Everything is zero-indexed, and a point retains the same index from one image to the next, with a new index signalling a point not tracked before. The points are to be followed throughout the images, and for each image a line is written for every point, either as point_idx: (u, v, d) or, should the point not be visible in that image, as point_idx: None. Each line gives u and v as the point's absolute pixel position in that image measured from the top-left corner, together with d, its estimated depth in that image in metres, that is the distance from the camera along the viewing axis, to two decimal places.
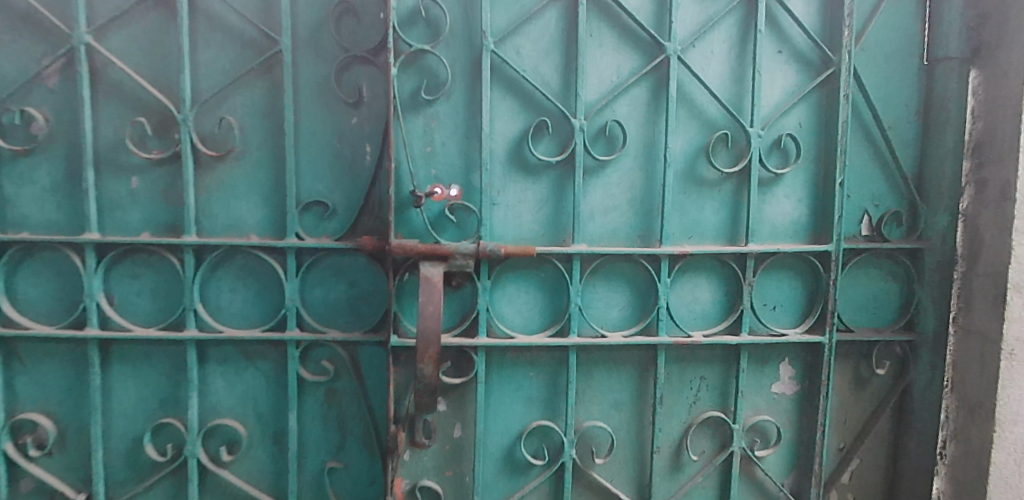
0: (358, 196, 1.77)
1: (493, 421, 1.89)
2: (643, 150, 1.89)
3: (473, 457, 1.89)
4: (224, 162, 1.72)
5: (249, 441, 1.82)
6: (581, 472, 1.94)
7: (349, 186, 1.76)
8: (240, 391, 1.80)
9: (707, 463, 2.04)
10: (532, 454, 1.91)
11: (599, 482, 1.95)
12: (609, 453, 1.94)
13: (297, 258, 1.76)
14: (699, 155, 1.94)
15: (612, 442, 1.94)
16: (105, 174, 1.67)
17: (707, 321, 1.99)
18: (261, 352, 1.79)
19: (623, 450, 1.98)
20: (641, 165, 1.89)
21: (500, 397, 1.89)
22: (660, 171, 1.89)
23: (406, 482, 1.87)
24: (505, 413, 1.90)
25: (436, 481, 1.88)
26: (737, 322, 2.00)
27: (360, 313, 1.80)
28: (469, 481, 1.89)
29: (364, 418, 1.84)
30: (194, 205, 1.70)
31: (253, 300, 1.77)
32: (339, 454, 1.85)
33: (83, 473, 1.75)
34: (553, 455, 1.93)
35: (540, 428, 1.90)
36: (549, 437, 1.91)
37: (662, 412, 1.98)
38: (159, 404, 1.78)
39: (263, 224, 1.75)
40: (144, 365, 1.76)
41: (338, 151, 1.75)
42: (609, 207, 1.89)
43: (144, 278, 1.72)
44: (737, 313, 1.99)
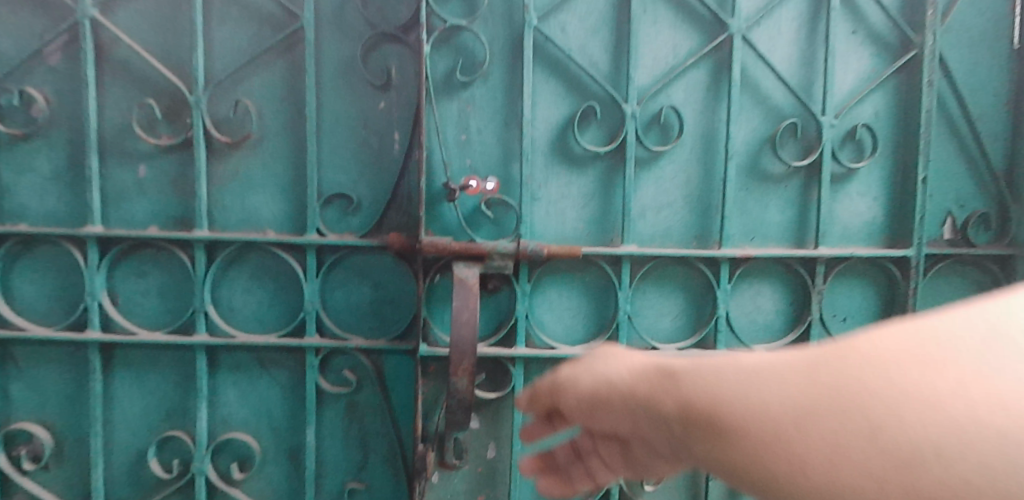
0: (385, 189, 1.60)
1: None
2: (701, 141, 1.69)
3: (508, 481, 1.69)
4: (239, 149, 1.56)
5: (263, 458, 1.65)
6: None
7: (376, 177, 1.60)
8: (254, 402, 1.64)
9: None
10: None
11: None
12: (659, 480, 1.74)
13: (318, 256, 1.60)
14: (765, 147, 1.74)
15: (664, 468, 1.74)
16: (110, 161, 1.53)
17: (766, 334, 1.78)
18: (277, 360, 1.63)
19: (675, 477, 1.77)
20: (698, 158, 1.69)
21: None
22: (721, 163, 1.70)
23: None
24: None
25: None
26: (803, 334, 1.78)
27: (387, 318, 1.63)
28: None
29: (389, 435, 1.66)
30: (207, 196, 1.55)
31: (269, 303, 1.61)
32: (360, 474, 1.67)
33: (82, 489, 1.61)
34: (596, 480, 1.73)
35: None
36: None
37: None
38: (166, 415, 1.62)
39: (280, 219, 1.58)
40: (150, 372, 1.60)
41: (364, 139, 1.59)
42: (662, 204, 1.69)
43: (151, 277, 1.57)
44: (803, 325, 1.77)
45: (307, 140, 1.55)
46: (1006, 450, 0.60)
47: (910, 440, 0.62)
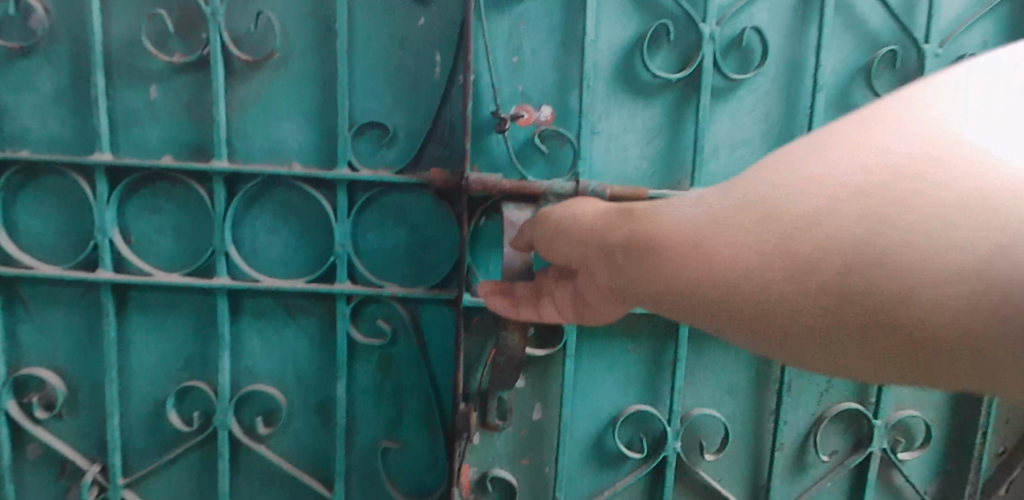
0: (425, 118, 1.42)
1: (581, 402, 1.55)
2: (786, 69, 1.47)
3: (555, 444, 1.56)
4: (261, 70, 1.38)
5: (290, 412, 1.53)
6: (685, 468, 1.60)
7: (414, 105, 1.41)
8: (280, 352, 1.50)
9: (839, 466, 1.65)
10: (626, 445, 1.57)
11: (705, 481, 1.61)
12: (720, 448, 1.58)
13: (349, 193, 1.43)
14: (856, 79, 1.52)
15: (726, 435, 1.58)
16: (119, 81, 1.36)
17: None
18: (305, 308, 1.48)
19: (736, 445, 1.62)
20: (782, 89, 1.48)
21: (591, 374, 1.54)
22: (807, 96, 1.48)
23: (472, 471, 1.54)
24: (596, 393, 1.55)
25: (509, 471, 1.56)
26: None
27: (426, 264, 1.47)
28: (549, 472, 1.56)
29: (426, 391, 1.52)
30: (226, 123, 1.38)
31: (295, 244, 1.45)
32: (394, 432, 1.54)
33: (98, 440, 1.50)
34: (653, 447, 1.57)
35: (638, 413, 1.56)
36: (648, 425, 1.57)
37: (789, 400, 1.60)
38: (185, 364, 1.49)
39: (308, 151, 1.41)
40: (168, 317, 1.47)
41: (401, 60, 1.40)
42: (738, 142, 1.48)
43: (166, 212, 1.42)
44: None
45: (338, 59, 1.36)
46: (892, 228, 0.62)
47: (773, 218, 0.70)
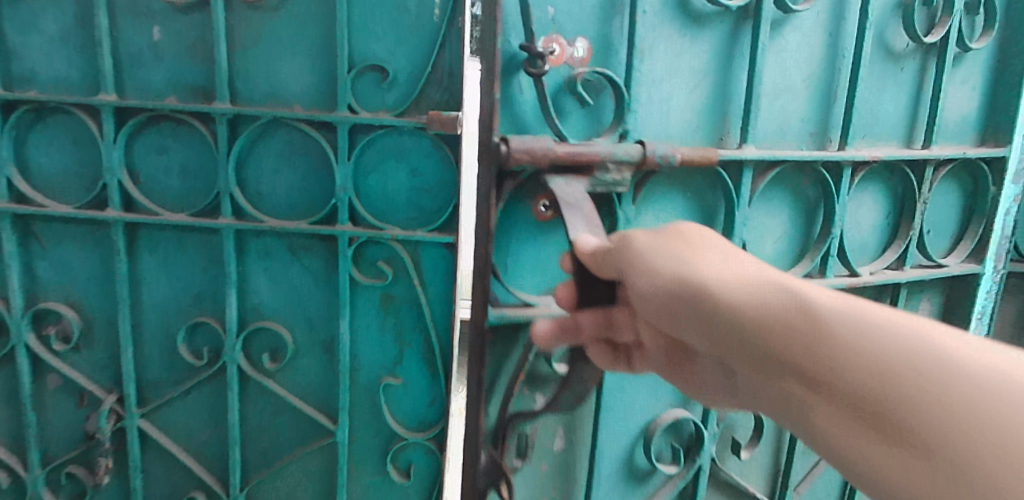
0: (425, 59, 1.43)
1: (609, 429, 1.64)
2: (830, 11, 1.53)
3: (581, 474, 1.66)
4: (262, 10, 1.40)
5: (296, 349, 1.59)
6: (714, 468, 1.77)
7: (414, 46, 1.42)
8: (286, 290, 1.55)
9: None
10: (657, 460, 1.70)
11: (734, 479, 1.79)
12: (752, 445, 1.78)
13: (351, 135, 1.45)
14: (891, 22, 1.57)
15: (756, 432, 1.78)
16: (122, 21, 1.38)
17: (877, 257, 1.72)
18: (309, 248, 1.53)
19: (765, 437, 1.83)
20: (824, 33, 1.53)
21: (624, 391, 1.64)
22: (847, 41, 1.55)
23: None
24: (626, 413, 1.65)
25: None
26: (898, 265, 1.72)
27: (425, 210, 1.50)
28: None
29: (426, 331, 1.57)
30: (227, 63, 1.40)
31: (299, 186, 1.48)
32: (396, 369, 1.60)
33: (114, 372, 1.57)
34: (686, 457, 1.71)
35: (675, 423, 1.69)
36: (681, 430, 1.71)
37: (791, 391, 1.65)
38: (195, 300, 1.55)
39: (309, 91, 1.43)
40: (177, 255, 1.52)
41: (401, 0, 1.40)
42: (781, 90, 1.54)
43: (173, 153, 1.45)
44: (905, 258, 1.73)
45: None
46: None
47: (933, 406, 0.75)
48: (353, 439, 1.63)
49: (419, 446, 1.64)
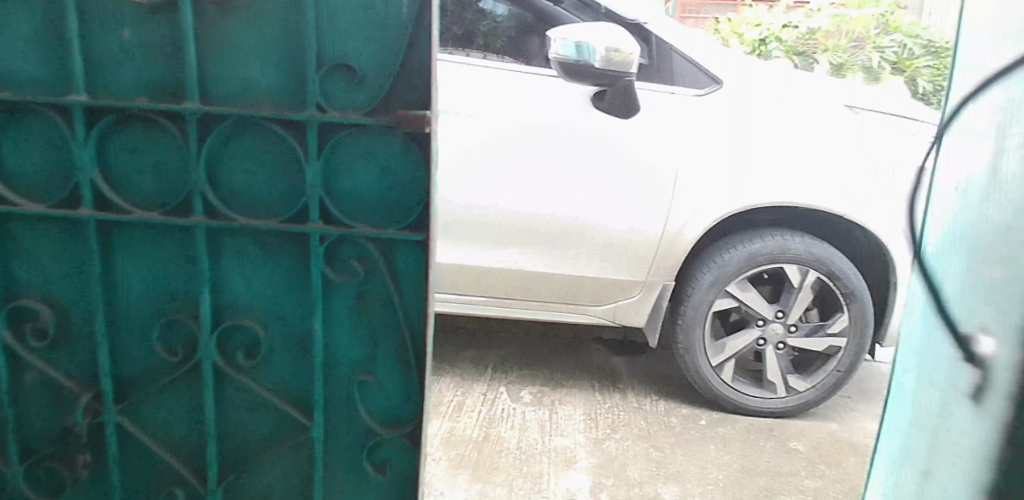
0: (394, 58, 1.42)
1: None
2: None
3: None
4: (230, 11, 1.41)
5: (270, 346, 1.60)
6: None
7: (381, 44, 1.42)
8: (258, 288, 1.56)
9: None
10: None
11: None
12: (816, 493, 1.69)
13: (321, 134, 1.45)
14: None
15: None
16: (93, 24, 1.40)
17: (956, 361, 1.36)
18: (281, 246, 1.53)
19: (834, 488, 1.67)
20: None
21: None
22: None
23: None
24: None
25: None
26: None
27: (398, 208, 1.50)
28: None
29: (400, 328, 1.58)
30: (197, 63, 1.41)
31: (271, 185, 1.49)
32: (370, 366, 1.61)
33: (92, 368, 1.59)
34: None
35: None
36: None
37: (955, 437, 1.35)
38: (169, 298, 1.56)
39: (277, 90, 1.44)
40: (151, 254, 1.53)
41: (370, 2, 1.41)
42: None
43: (145, 152, 1.46)
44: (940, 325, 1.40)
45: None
46: None
47: None
48: (329, 435, 1.65)
49: (395, 443, 1.65)
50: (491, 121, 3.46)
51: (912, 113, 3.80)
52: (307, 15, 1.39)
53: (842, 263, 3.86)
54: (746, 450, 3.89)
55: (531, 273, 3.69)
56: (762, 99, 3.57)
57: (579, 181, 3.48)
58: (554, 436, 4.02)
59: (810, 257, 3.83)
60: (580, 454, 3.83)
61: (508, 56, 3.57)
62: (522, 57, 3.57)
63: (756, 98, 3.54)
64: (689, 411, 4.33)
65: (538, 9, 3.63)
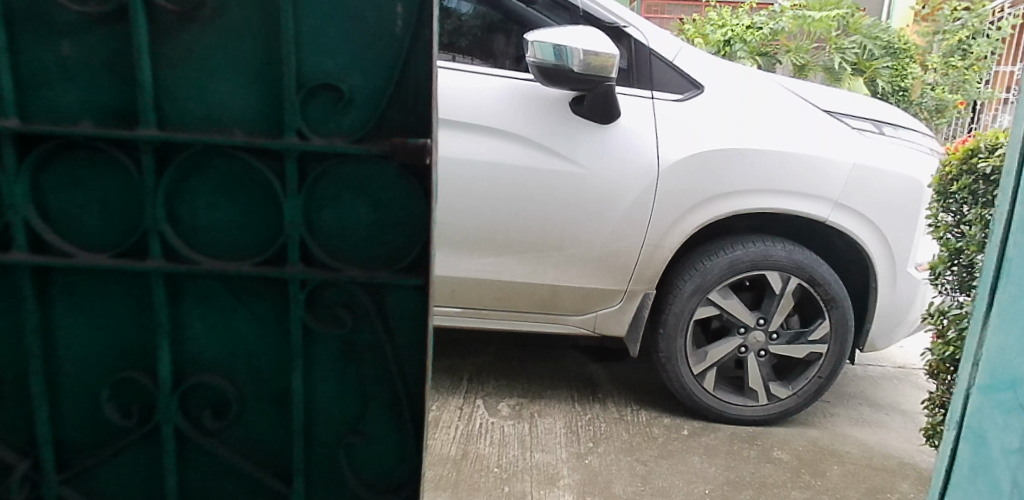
0: (388, 80, 1.23)
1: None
2: None
3: None
4: (194, 22, 1.20)
5: (241, 404, 1.39)
6: None
7: (372, 62, 1.22)
8: (227, 340, 1.36)
9: (936, 354, 3.12)
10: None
11: None
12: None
13: (300, 166, 1.25)
14: None
15: None
16: (25, 41, 1.18)
17: (989, 425, 1.34)
18: (256, 292, 1.33)
19: None
20: None
21: None
22: None
23: None
24: None
25: None
26: (933, 281, 3.15)
27: (392, 247, 1.31)
28: None
29: (390, 383, 1.39)
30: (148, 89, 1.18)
31: (243, 225, 1.29)
32: (356, 425, 1.41)
33: (29, 437, 1.37)
34: None
35: None
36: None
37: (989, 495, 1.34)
38: (121, 355, 1.35)
39: (249, 115, 1.23)
40: (100, 305, 1.32)
41: (356, 13, 1.21)
42: None
43: (90, 182, 1.24)
44: (966, 381, 1.36)
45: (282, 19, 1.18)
46: None
47: None
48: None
49: None
50: (462, 129, 3.27)
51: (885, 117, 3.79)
52: (283, 35, 1.19)
53: (825, 270, 3.79)
54: (731, 460, 3.81)
55: (509, 283, 3.53)
56: (737, 104, 3.52)
57: (557, 191, 3.31)
58: (535, 451, 3.86)
59: (792, 265, 3.75)
60: (562, 469, 3.68)
61: (474, 57, 3.38)
62: (488, 57, 3.40)
63: (732, 103, 3.49)
64: (672, 422, 4.22)
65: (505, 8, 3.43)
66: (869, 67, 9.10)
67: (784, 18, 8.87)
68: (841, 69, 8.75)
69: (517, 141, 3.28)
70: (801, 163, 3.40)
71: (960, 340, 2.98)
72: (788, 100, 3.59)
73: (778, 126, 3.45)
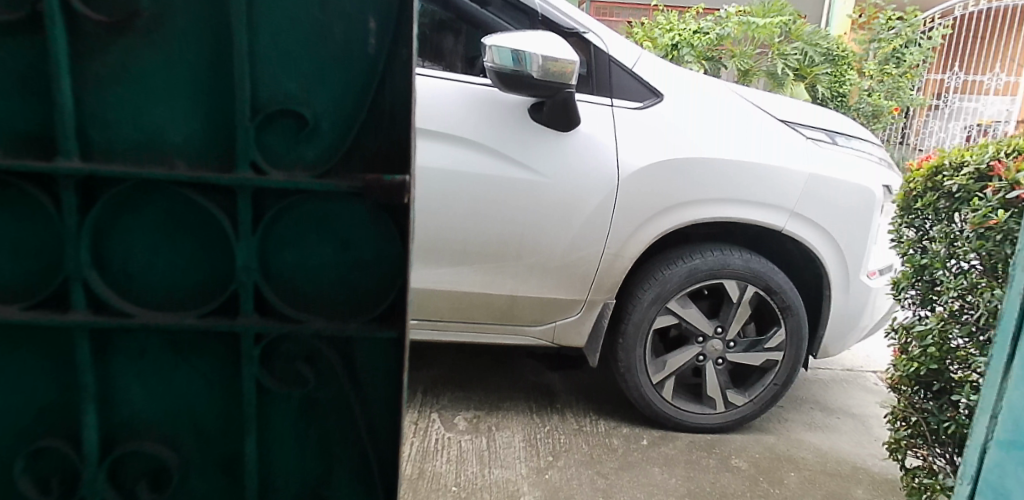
0: (364, 91, 1.52)
1: None
2: None
3: None
4: (123, 36, 1.46)
5: (179, 469, 1.69)
6: None
7: (340, 97, 1.51)
8: (158, 393, 1.64)
9: (900, 371, 3.13)
10: None
11: None
12: None
13: (255, 210, 1.52)
14: None
15: None
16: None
17: (1005, 468, 1.95)
18: (201, 352, 1.62)
19: None
20: None
21: None
22: None
23: None
24: None
25: None
26: (895, 294, 3.15)
27: (370, 291, 1.61)
28: None
29: (358, 441, 1.69)
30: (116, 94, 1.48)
31: (180, 271, 1.56)
32: (319, 485, 1.74)
33: None
34: None
35: None
36: None
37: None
38: (45, 417, 1.61)
39: (196, 149, 1.51)
40: (31, 376, 1.60)
41: (329, 34, 1.49)
42: None
43: (15, 236, 1.50)
44: (989, 438, 1.98)
45: (238, 40, 1.44)
46: None
47: None
48: None
49: None
50: (466, 147, 3.74)
51: (801, 131, 4.28)
52: (239, 60, 1.45)
53: (777, 278, 4.34)
54: (690, 471, 4.19)
55: (470, 295, 4.03)
56: (683, 123, 4.03)
57: (540, 204, 3.83)
58: (494, 467, 4.14)
59: (747, 272, 4.32)
60: (522, 486, 3.95)
61: (426, 58, 3.83)
62: (440, 59, 3.85)
63: (677, 122, 4.01)
64: (630, 431, 4.63)
65: (459, 9, 3.91)
66: (810, 73, 9.55)
67: (729, 24, 9.00)
68: (784, 75, 9.12)
69: (485, 152, 3.75)
70: (731, 175, 4.00)
71: (923, 355, 2.99)
72: (722, 116, 4.13)
73: (712, 142, 4.02)
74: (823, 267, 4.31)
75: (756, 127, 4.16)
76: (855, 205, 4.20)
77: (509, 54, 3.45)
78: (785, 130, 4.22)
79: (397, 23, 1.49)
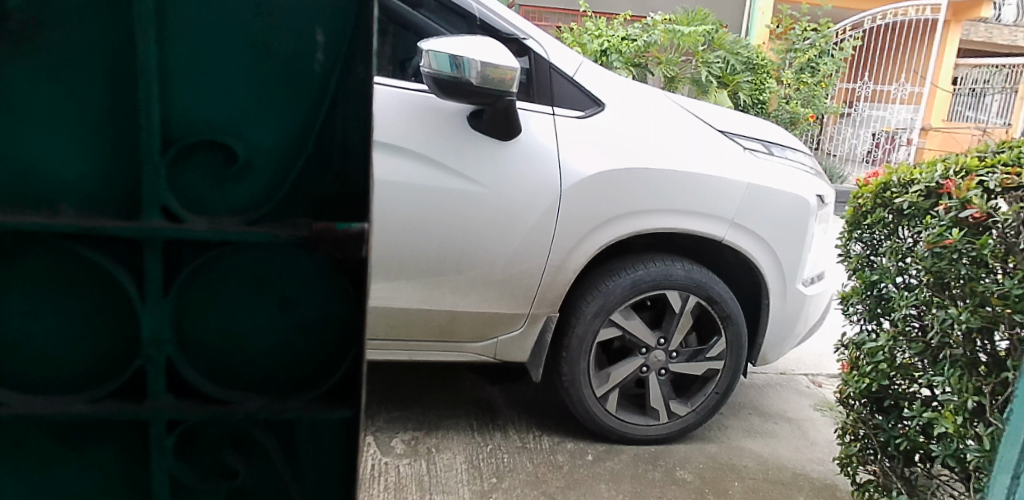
0: (310, 115, 1.44)
1: None
2: None
3: None
4: None
5: None
6: None
7: (273, 123, 1.43)
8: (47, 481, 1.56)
9: (850, 388, 3.23)
10: None
11: None
12: None
13: (170, 263, 1.42)
14: None
15: None
16: None
17: None
18: (99, 438, 1.55)
19: None
20: None
21: None
22: None
23: None
24: None
25: None
26: (845, 311, 3.33)
27: (318, 366, 1.57)
28: None
29: None
30: None
31: (75, 339, 1.46)
32: None
33: None
34: None
35: None
36: None
37: None
38: None
39: (91, 197, 1.40)
40: None
41: (272, 52, 1.40)
42: None
43: None
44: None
45: (146, 55, 1.31)
46: None
47: None
48: None
49: None
50: (403, 157, 3.51)
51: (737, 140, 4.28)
52: (147, 78, 1.32)
53: (718, 288, 4.29)
54: (636, 486, 4.10)
55: (408, 313, 3.79)
56: (627, 131, 3.93)
57: (483, 216, 3.64)
58: (435, 493, 3.91)
59: (689, 283, 4.26)
60: None
61: None
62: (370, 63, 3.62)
63: (621, 130, 3.92)
64: (574, 447, 4.49)
65: (392, 12, 3.71)
66: (731, 81, 9.74)
67: (655, 31, 9.11)
68: (708, 82, 9.32)
69: (429, 164, 3.54)
70: (676, 185, 3.93)
71: (874, 371, 3.10)
72: (666, 124, 4.08)
73: (655, 150, 3.93)
74: (760, 275, 4.29)
75: (698, 135, 4.14)
76: (792, 215, 4.21)
77: (447, 59, 3.24)
78: (721, 137, 4.22)
79: (350, 38, 1.40)
